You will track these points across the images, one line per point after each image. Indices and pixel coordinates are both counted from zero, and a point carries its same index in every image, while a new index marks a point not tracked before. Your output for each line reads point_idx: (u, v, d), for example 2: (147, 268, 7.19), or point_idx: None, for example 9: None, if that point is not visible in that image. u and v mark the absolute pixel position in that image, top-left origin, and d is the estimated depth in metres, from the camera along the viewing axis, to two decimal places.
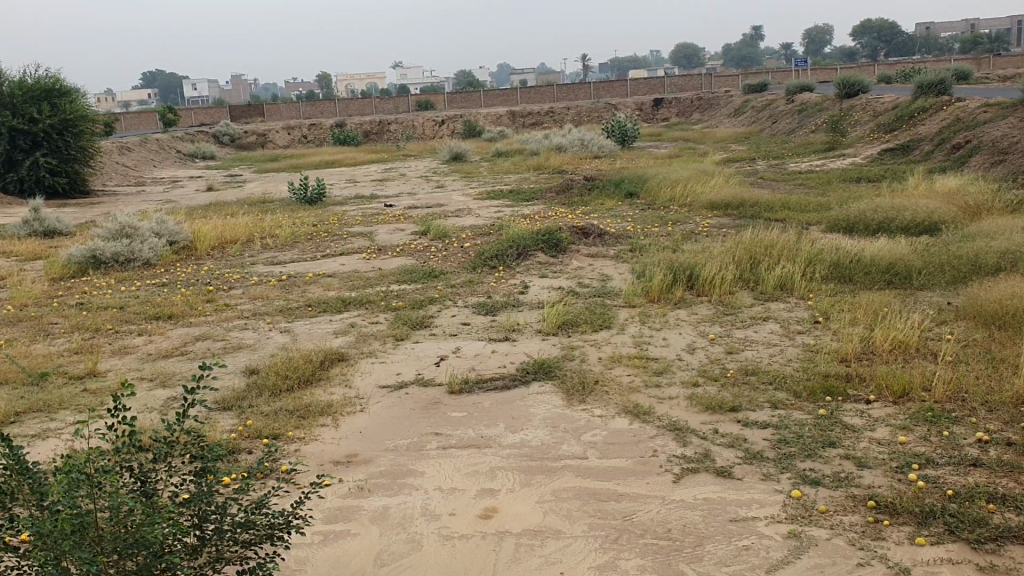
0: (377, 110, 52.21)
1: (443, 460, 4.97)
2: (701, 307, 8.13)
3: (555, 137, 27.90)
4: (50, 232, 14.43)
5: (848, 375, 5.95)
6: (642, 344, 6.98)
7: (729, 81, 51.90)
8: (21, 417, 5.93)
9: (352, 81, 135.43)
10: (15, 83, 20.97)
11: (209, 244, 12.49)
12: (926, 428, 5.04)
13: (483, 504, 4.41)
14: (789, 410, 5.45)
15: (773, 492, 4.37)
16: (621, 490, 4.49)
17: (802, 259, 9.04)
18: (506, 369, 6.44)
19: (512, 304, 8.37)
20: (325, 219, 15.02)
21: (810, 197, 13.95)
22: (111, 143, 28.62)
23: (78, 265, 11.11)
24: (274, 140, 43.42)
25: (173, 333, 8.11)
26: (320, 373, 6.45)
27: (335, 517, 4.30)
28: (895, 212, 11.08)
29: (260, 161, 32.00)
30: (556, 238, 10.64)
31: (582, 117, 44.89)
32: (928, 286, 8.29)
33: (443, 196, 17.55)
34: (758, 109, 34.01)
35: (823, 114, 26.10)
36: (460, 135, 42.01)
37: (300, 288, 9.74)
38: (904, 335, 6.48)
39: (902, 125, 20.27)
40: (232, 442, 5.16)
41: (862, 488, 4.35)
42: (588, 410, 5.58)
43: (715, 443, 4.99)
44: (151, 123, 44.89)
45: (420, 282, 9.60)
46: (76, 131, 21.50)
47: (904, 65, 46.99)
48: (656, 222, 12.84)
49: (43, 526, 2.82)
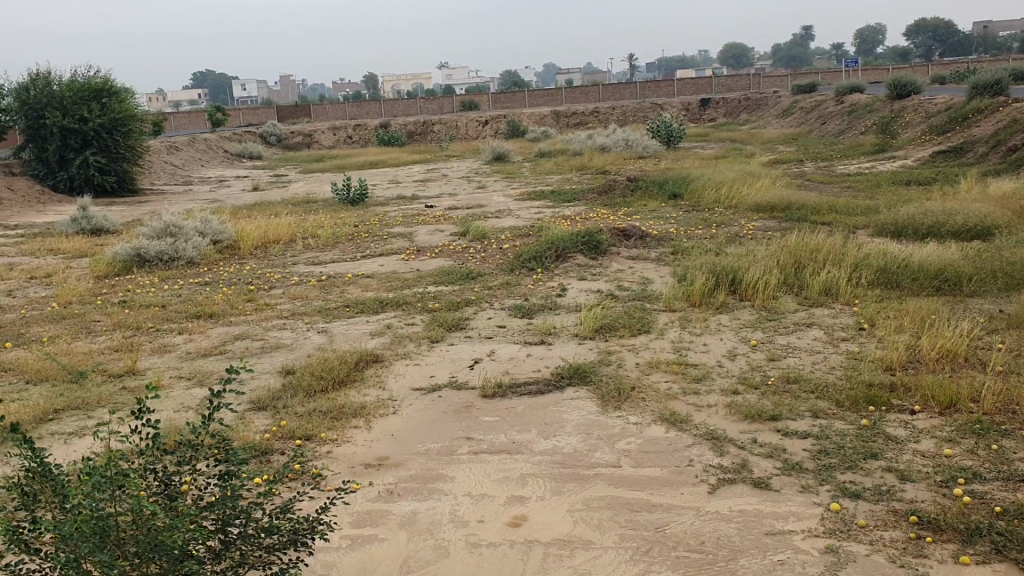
0: (421, 109, 52.40)
1: (474, 465, 4.91)
2: (743, 312, 7.97)
3: (599, 137, 27.76)
4: (98, 230, 14.65)
5: (893, 384, 5.78)
6: (681, 350, 6.86)
7: (778, 80, 51.21)
8: (59, 415, 5.99)
9: (399, 81, 136.18)
10: (66, 83, 21.36)
11: (251, 243, 12.59)
12: (973, 441, 4.87)
13: (513, 511, 4.33)
14: (830, 419, 5.31)
15: (811, 505, 4.24)
16: (653, 500, 4.39)
17: (848, 264, 8.84)
18: (541, 373, 6.36)
19: (550, 307, 8.28)
20: (366, 219, 15.08)
21: (858, 200, 13.67)
22: (160, 142, 29.05)
23: (123, 263, 11.24)
24: (320, 140, 43.76)
25: (212, 331, 8.16)
26: (355, 374, 6.42)
27: (364, 522, 4.26)
28: (946, 216, 10.80)
29: (306, 161, 32.26)
30: (596, 240, 10.54)
31: (627, 117, 44.62)
32: (979, 292, 8.06)
33: (484, 197, 17.52)
34: (806, 109, 33.51)
35: (874, 115, 25.62)
36: (504, 136, 42.01)
37: (338, 288, 9.76)
38: (952, 343, 6.29)
39: (955, 126, 19.81)
40: (265, 443, 5.14)
41: (904, 503, 4.20)
42: (623, 417, 5.48)
43: (752, 453, 4.87)
44: (199, 123, 45.55)
45: (458, 284, 9.55)
46: (126, 130, 21.85)
47: (960, 64, 46.01)
48: (699, 225, 12.67)
49: (64, 527, 2.79)
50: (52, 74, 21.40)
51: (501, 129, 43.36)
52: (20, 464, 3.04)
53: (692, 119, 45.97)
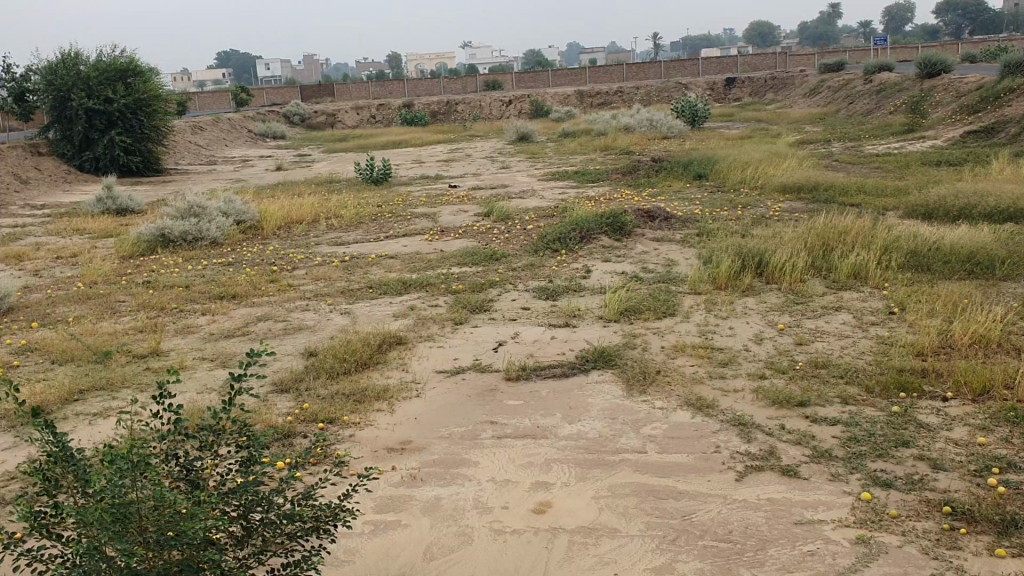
0: (445, 88, 52.23)
1: (497, 450, 4.87)
2: (770, 295, 7.86)
3: (624, 118, 27.50)
4: (122, 209, 14.72)
5: (925, 370, 5.67)
6: (707, 334, 6.76)
7: (805, 59, 50.50)
8: (83, 396, 5.99)
9: (421, 61, 135.85)
10: (92, 64, 21.44)
11: (275, 224, 12.58)
12: (1007, 429, 4.76)
13: (538, 498, 4.29)
14: (860, 406, 5.21)
15: (841, 494, 4.16)
16: (680, 487, 4.32)
17: (877, 247, 8.70)
18: (565, 356, 6.30)
19: (574, 289, 8.21)
20: (390, 199, 15.03)
21: (887, 180, 13.46)
22: (184, 122, 29.14)
23: (147, 243, 11.26)
24: (343, 119, 43.75)
25: (236, 312, 8.15)
26: (378, 357, 6.38)
27: (387, 507, 4.22)
28: (978, 198, 10.61)
29: (329, 141, 32.26)
30: (621, 221, 10.45)
31: (652, 97, 44.28)
32: (1012, 276, 7.89)
33: (507, 177, 17.42)
34: (834, 89, 33.03)
35: (903, 94, 25.26)
36: (528, 117, 41.81)
37: (362, 269, 9.72)
38: (985, 328, 6.16)
39: (987, 106, 19.47)
40: (288, 427, 5.12)
41: (937, 493, 4.12)
42: (648, 402, 5.42)
43: (780, 440, 4.79)
44: (223, 103, 45.66)
45: (481, 265, 9.50)
46: (150, 110, 21.90)
47: (992, 43, 45.26)
48: (725, 206, 12.53)
49: (84, 514, 2.77)
50: (78, 55, 21.49)
51: (525, 108, 43.13)
52: (43, 449, 3.03)
53: (717, 99, 45.56)
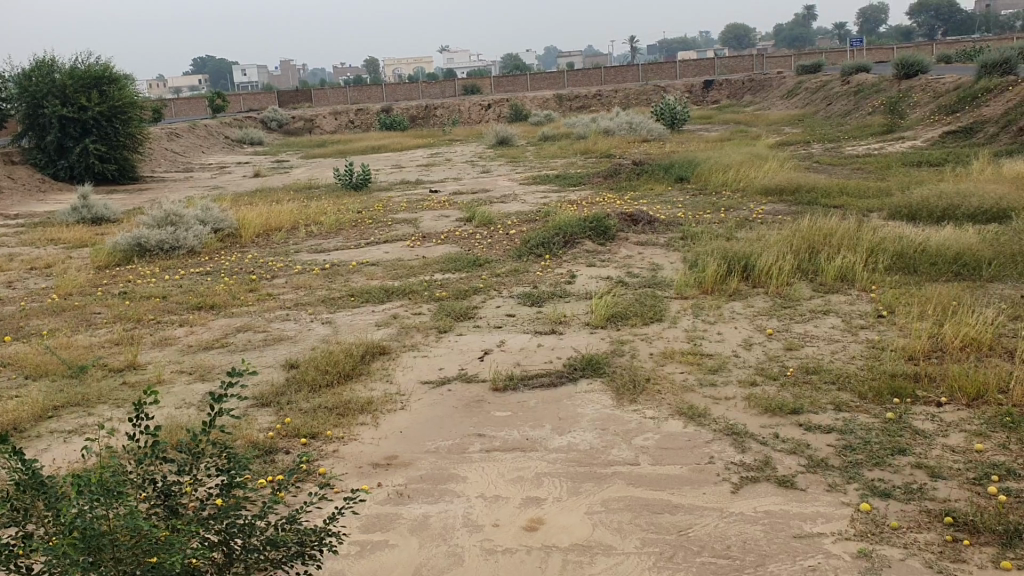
0: (423, 93, 52.03)
1: (487, 464, 4.74)
2: (757, 299, 7.77)
3: (603, 121, 27.45)
4: (98, 218, 14.48)
5: (917, 375, 5.59)
6: (696, 339, 6.67)
7: (782, 61, 50.73)
8: (58, 412, 5.80)
9: (400, 65, 135.48)
10: (66, 71, 21.14)
11: (253, 231, 12.38)
12: (1004, 435, 4.68)
13: (529, 514, 4.17)
14: (854, 413, 5.12)
15: (840, 505, 4.07)
16: (675, 501, 4.21)
17: (863, 249, 8.64)
18: (552, 365, 6.18)
19: (559, 294, 8.11)
20: (370, 205, 14.86)
21: (869, 182, 13.46)
22: (160, 129, 28.82)
23: (124, 253, 11.04)
24: (322, 125, 43.52)
25: (214, 323, 7.98)
26: (360, 368, 6.23)
27: (373, 526, 4.09)
28: (960, 199, 10.60)
29: (307, 147, 32.05)
30: (604, 225, 10.35)
31: (630, 100, 44.35)
32: (999, 277, 7.85)
33: (488, 181, 17.30)
34: (811, 90, 33.14)
35: (881, 95, 25.38)
36: (507, 120, 41.75)
37: (343, 277, 9.58)
38: (976, 331, 6.09)
39: (964, 106, 19.56)
40: (270, 442, 4.97)
41: (937, 502, 4.02)
42: (639, 411, 5.31)
43: (775, 449, 4.69)
44: (199, 109, 45.28)
45: (464, 271, 9.38)
46: (125, 118, 21.64)
47: (965, 44, 45.68)
48: (707, 208, 12.47)
49: (54, 547, 2.61)
50: (52, 62, 21.17)
51: (504, 112, 43.03)
52: (10, 476, 2.85)
53: (695, 101, 45.60)
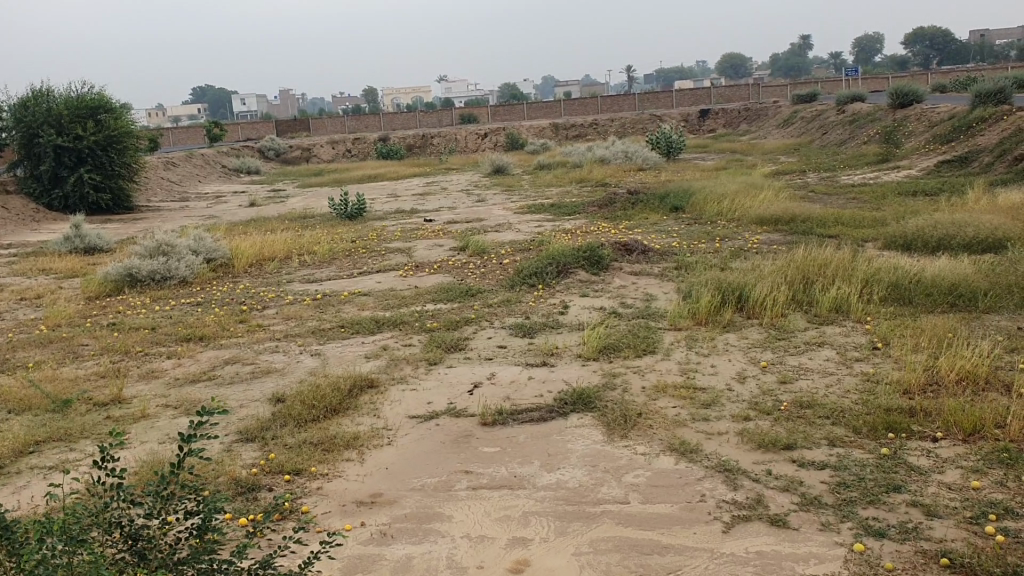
0: (421, 122, 52.17)
1: (473, 502, 4.64)
2: (750, 331, 7.69)
3: (599, 149, 27.48)
4: (90, 248, 14.41)
5: (913, 409, 5.50)
6: (689, 372, 6.58)
7: (777, 90, 50.97)
8: (39, 447, 5.69)
9: (399, 95, 136.20)
10: (62, 101, 21.16)
11: (246, 261, 12.31)
12: (1002, 472, 4.59)
13: (513, 555, 4.07)
14: (848, 448, 5.03)
15: (833, 545, 3.97)
16: (664, 541, 4.11)
17: (858, 279, 8.58)
18: (543, 398, 6.09)
19: (552, 325, 8.03)
20: (364, 234, 14.82)
21: (864, 211, 13.44)
22: (157, 159, 28.87)
23: (115, 283, 10.96)
24: (319, 154, 43.60)
25: (202, 355, 7.89)
26: (348, 402, 6.13)
27: (355, 568, 3.99)
28: (955, 228, 10.55)
29: (304, 176, 32.09)
30: (598, 256, 10.30)
31: (627, 128, 44.52)
32: (995, 308, 7.79)
33: (483, 210, 17.28)
34: (807, 119, 33.26)
35: (876, 124, 25.43)
36: (504, 149, 41.87)
37: (334, 307, 9.51)
38: (972, 364, 6.01)
39: (959, 135, 19.59)
40: (253, 479, 4.87)
41: (932, 542, 3.93)
42: (630, 447, 5.21)
43: (768, 487, 4.60)
44: (196, 138, 45.40)
45: (456, 301, 9.30)
46: (121, 147, 21.64)
47: (959, 73, 45.95)
48: (702, 238, 12.43)
49: None
50: (47, 92, 21.20)
51: (500, 141, 43.13)
52: None
53: (692, 130, 45.69)
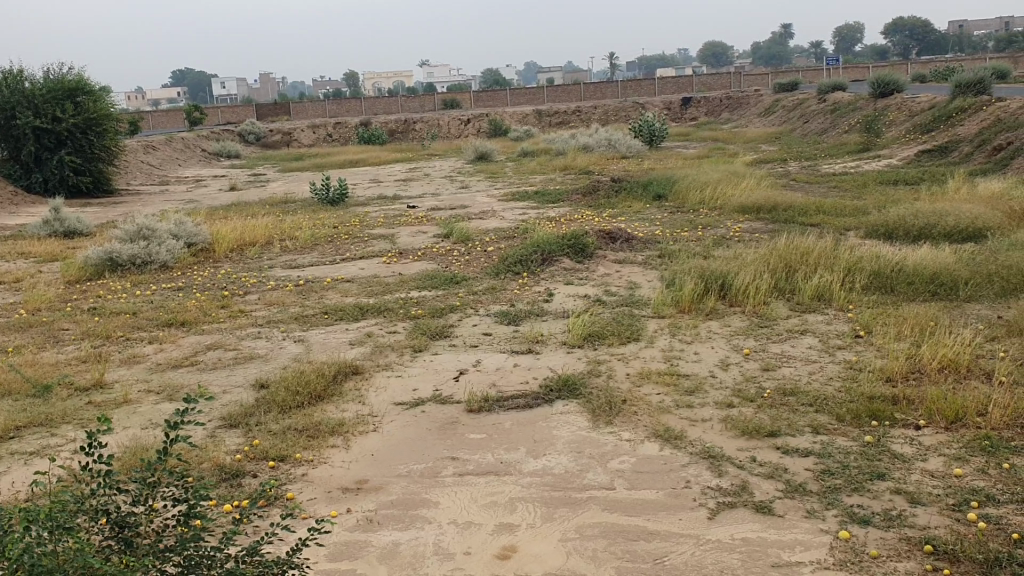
0: (402, 108, 51.85)
1: (459, 489, 4.64)
2: (734, 319, 7.71)
3: (581, 137, 27.37)
4: (70, 232, 14.26)
5: (896, 397, 5.54)
6: (673, 359, 6.60)
7: (759, 78, 51.01)
8: (20, 432, 5.63)
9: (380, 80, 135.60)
10: (38, 82, 20.87)
11: (227, 246, 12.21)
12: (983, 460, 4.62)
13: (501, 542, 4.07)
14: (832, 436, 5.06)
15: (818, 532, 4.00)
16: (651, 528, 4.12)
17: (840, 268, 8.61)
18: (528, 386, 6.08)
19: (536, 313, 8.01)
20: (347, 220, 14.75)
21: (846, 200, 13.52)
22: (136, 142, 28.59)
23: (94, 268, 10.85)
24: (299, 139, 43.32)
25: (184, 341, 7.83)
26: (332, 389, 6.10)
27: (341, 554, 3.98)
28: (936, 217, 10.61)
29: (284, 160, 31.89)
30: (582, 244, 10.31)
31: (608, 116, 44.56)
32: (975, 297, 7.85)
33: (466, 197, 17.23)
34: (789, 108, 33.37)
35: (857, 114, 25.53)
36: (486, 135, 41.79)
37: (317, 294, 9.46)
38: (954, 353, 6.05)
39: (939, 125, 19.73)
40: (237, 465, 4.85)
41: (917, 529, 3.96)
42: (615, 434, 5.22)
43: (752, 473, 4.62)
44: (176, 122, 45.04)
45: (440, 288, 9.29)
46: (100, 129, 21.45)
47: (939, 64, 46.25)
48: (685, 226, 12.46)
49: None
50: (24, 74, 20.92)
51: (483, 128, 43.00)
52: None
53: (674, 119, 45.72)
